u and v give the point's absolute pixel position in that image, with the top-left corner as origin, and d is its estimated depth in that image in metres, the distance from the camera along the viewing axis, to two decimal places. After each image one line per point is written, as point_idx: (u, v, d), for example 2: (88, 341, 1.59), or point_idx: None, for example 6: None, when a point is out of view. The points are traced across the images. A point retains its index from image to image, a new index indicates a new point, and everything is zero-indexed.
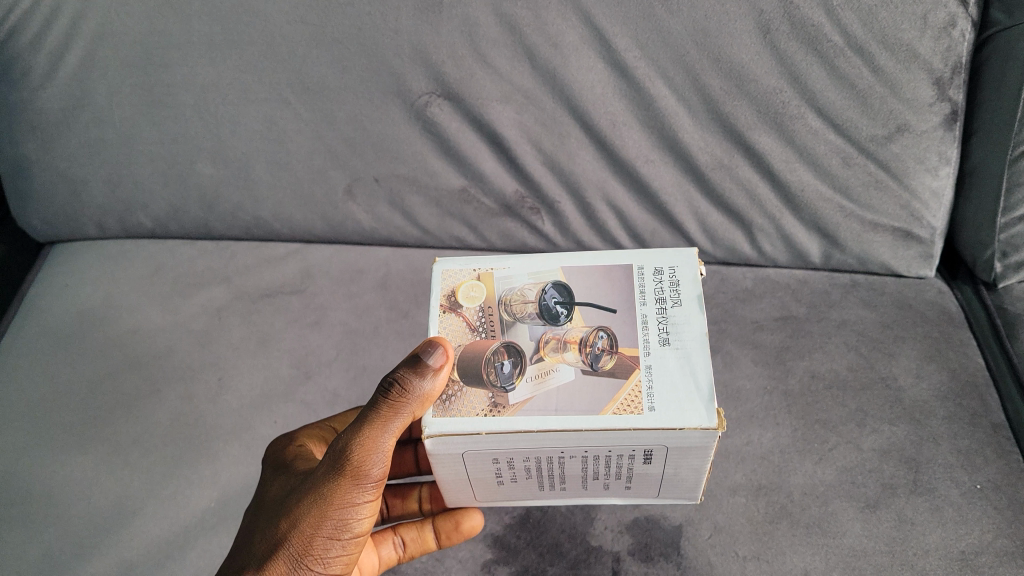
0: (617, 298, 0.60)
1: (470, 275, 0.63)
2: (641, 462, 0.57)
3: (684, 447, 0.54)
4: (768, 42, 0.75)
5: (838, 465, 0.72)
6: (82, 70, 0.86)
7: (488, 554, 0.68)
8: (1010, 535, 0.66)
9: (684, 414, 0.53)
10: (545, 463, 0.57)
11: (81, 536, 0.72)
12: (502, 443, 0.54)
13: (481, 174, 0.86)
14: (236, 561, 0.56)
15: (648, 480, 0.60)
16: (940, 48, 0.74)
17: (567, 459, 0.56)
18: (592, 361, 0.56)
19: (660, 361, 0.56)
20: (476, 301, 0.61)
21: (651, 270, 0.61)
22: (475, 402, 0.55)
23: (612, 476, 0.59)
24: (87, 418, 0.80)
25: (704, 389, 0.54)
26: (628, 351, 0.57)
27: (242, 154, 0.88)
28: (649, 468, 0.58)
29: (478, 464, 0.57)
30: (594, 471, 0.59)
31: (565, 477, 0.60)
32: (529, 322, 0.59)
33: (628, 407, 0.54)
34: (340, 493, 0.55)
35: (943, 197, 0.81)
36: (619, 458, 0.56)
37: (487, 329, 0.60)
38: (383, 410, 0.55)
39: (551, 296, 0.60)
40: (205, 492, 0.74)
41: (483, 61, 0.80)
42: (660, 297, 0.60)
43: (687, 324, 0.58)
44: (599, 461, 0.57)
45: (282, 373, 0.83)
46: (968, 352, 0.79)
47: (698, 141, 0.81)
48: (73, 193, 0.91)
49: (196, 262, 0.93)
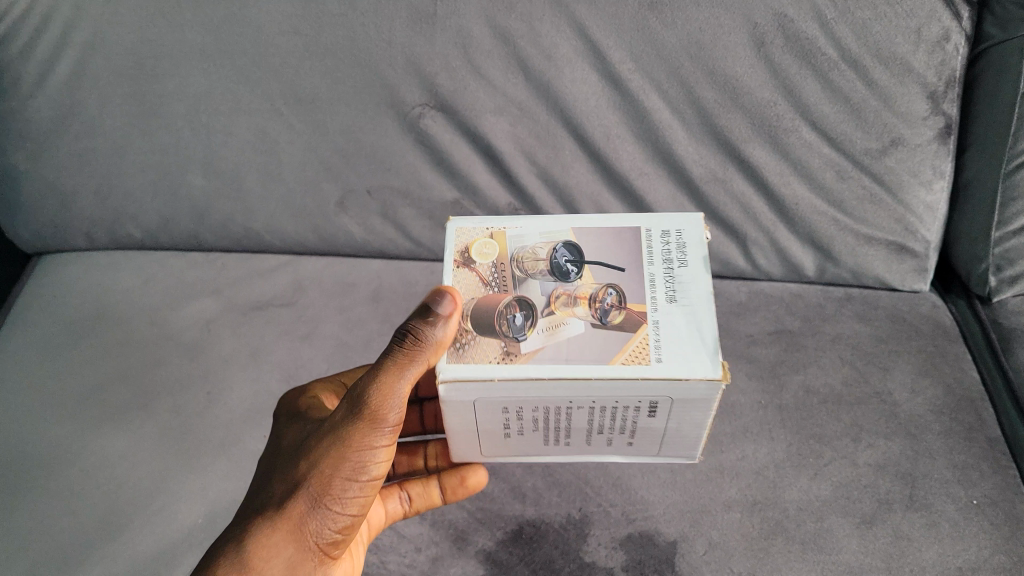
0: (625, 258, 0.59)
1: (484, 233, 0.61)
2: (646, 415, 0.56)
3: (687, 400, 0.54)
4: (762, 54, 0.75)
5: (834, 480, 0.71)
6: (73, 80, 0.85)
7: (480, 569, 0.67)
8: (1008, 550, 0.65)
9: (689, 366, 0.52)
10: (553, 415, 0.57)
11: (66, 552, 0.71)
12: (518, 389, 0.53)
13: (475, 187, 0.85)
14: (256, 502, 0.57)
15: (652, 436, 0.60)
16: (934, 61, 0.74)
17: (575, 410, 0.56)
18: (602, 316, 0.56)
19: (667, 318, 0.55)
20: (489, 258, 0.60)
21: (659, 233, 0.60)
22: (488, 350, 0.55)
23: (616, 430, 0.59)
24: (73, 431, 0.79)
25: (709, 342, 0.53)
26: (636, 307, 0.56)
27: (234, 166, 0.87)
28: (653, 422, 0.57)
29: (490, 411, 0.56)
30: (599, 425, 0.58)
31: (571, 430, 0.59)
32: (540, 279, 0.59)
33: (636, 357, 0.53)
34: (358, 435, 0.56)
35: (938, 211, 0.81)
36: (624, 410, 0.56)
37: (500, 285, 0.59)
38: (399, 358, 0.56)
39: (562, 255, 0.59)
40: (194, 507, 0.73)
41: (477, 73, 0.79)
42: (667, 258, 0.59)
43: (694, 283, 0.57)
44: (606, 414, 0.57)
45: (271, 386, 0.82)
46: (963, 366, 0.79)
47: (693, 154, 0.81)
48: (63, 204, 0.91)
49: (186, 272, 0.93)
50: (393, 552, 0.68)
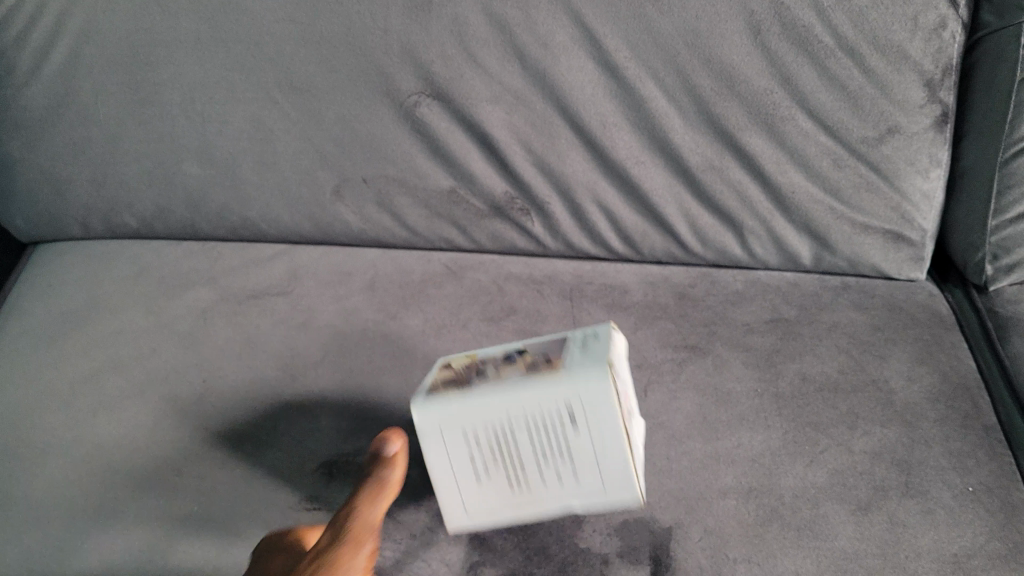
0: (551, 344, 0.64)
1: (462, 355, 0.67)
2: (571, 424, 0.59)
3: (598, 403, 0.58)
4: (759, 42, 0.74)
5: (829, 467, 0.70)
6: (67, 68, 0.84)
7: (475, 555, 0.66)
8: (1004, 537, 0.65)
9: (587, 378, 0.57)
10: (500, 435, 0.60)
11: (60, 541, 0.70)
12: (474, 397, 0.59)
13: (470, 175, 0.86)
14: None
15: (589, 464, 0.60)
16: (931, 49, 0.73)
17: (517, 430, 0.59)
18: (535, 364, 0.61)
19: (577, 357, 0.60)
20: (459, 365, 0.65)
21: (581, 334, 0.65)
22: (452, 390, 0.61)
23: (555, 449, 0.60)
24: (69, 419, 0.79)
25: (604, 356, 0.59)
26: (556, 358, 0.61)
27: (230, 155, 0.87)
28: (582, 441, 0.59)
29: (457, 457, 0.61)
30: (541, 447, 0.60)
31: (525, 462, 0.60)
32: (491, 360, 0.64)
33: (548, 368, 0.60)
34: (345, 554, 0.60)
35: (934, 199, 0.81)
36: (551, 420, 0.59)
37: (467, 372, 0.63)
38: (370, 489, 0.64)
39: (511, 350, 0.65)
40: (189, 495, 0.72)
41: (472, 61, 0.79)
42: (585, 340, 0.64)
43: (603, 343, 0.62)
44: (541, 430, 0.59)
45: (266, 374, 0.81)
46: (959, 355, 0.79)
47: (689, 142, 0.80)
48: (60, 191, 0.91)
49: (183, 261, 0.94)
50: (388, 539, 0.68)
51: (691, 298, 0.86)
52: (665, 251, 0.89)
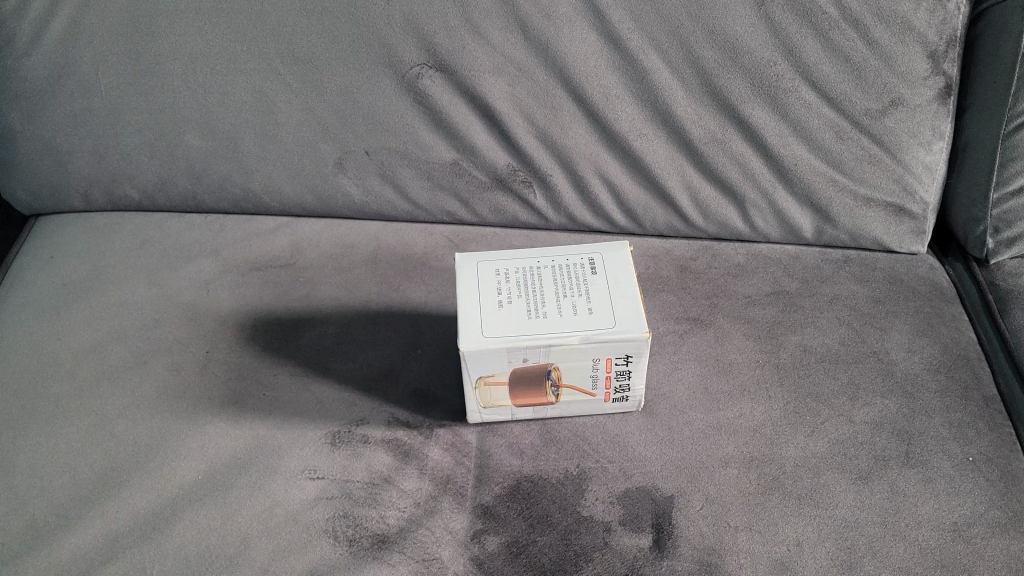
0: None
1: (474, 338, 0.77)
2: (588, 271, 0.71)
3: (609, 262, 0.72)
4: (763, 13, 0.74)
5: (831, 437, 0.71)
6: (67, 37, 0.83)
7: (478, 523, 0.66)
8: (1003, 506, 0.66)
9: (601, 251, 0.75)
10: (528, 275, 0.72)
11: (65, 508, 0.68)
12: (507, 253, 0.75)
13: (472, 148, 0.86)
14: None
15: (602, 296, 0.69)
16: (935, 21, 0.74)
17: (542, 271, 0.72)
18: None
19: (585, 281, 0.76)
20: None
21: None
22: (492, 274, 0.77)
23: (575, 290, 0.70)
24: (72, 390, 0.78)
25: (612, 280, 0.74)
26: None
27: (231, 126, 0.87)
28: (598, 279, 0.71)
29: (486, 288, 0.70)
30: (561, 287, 0.70)
31: (545, 298, 0.69)
32: None
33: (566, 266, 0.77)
34: None
35: (936, 171, 0.81)
36: (572, 269, 0.72)
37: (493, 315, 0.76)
38: None
39: None
40: (193, 464, 0.71)
41: (475, 32, 0.78)
42: None
43: None
44: (562, 275, 0.71)
45: (270, 345, 0.81)
46: (960, 327, 0.79)
47: (691, 114, 0.80)
48: (59, 163, 0.90)
49: (184, 235, 0.94)
50: (392, 507, 0.67)
51: (692, 271, 0.87)
52: (666, 224, 0.89)
